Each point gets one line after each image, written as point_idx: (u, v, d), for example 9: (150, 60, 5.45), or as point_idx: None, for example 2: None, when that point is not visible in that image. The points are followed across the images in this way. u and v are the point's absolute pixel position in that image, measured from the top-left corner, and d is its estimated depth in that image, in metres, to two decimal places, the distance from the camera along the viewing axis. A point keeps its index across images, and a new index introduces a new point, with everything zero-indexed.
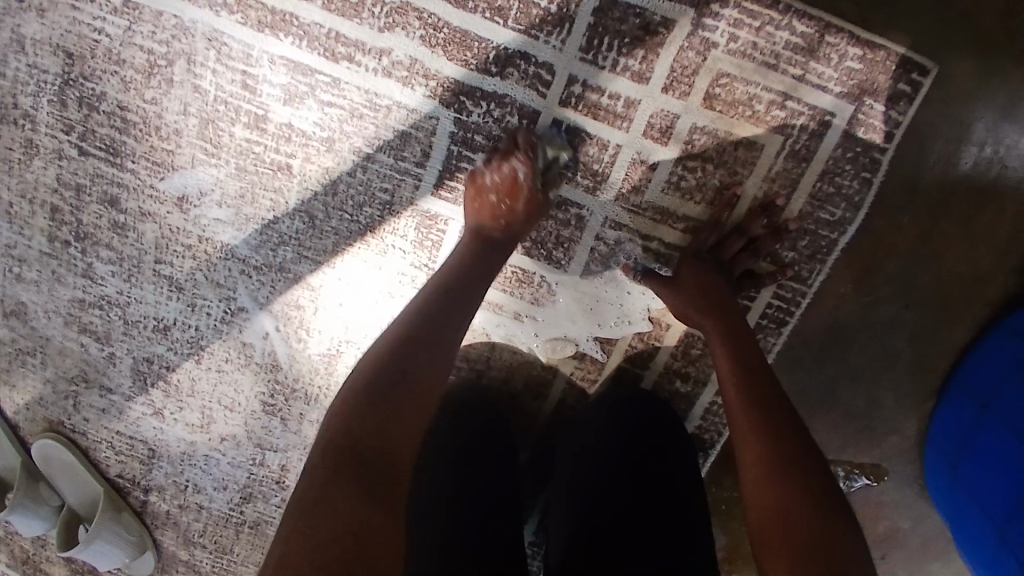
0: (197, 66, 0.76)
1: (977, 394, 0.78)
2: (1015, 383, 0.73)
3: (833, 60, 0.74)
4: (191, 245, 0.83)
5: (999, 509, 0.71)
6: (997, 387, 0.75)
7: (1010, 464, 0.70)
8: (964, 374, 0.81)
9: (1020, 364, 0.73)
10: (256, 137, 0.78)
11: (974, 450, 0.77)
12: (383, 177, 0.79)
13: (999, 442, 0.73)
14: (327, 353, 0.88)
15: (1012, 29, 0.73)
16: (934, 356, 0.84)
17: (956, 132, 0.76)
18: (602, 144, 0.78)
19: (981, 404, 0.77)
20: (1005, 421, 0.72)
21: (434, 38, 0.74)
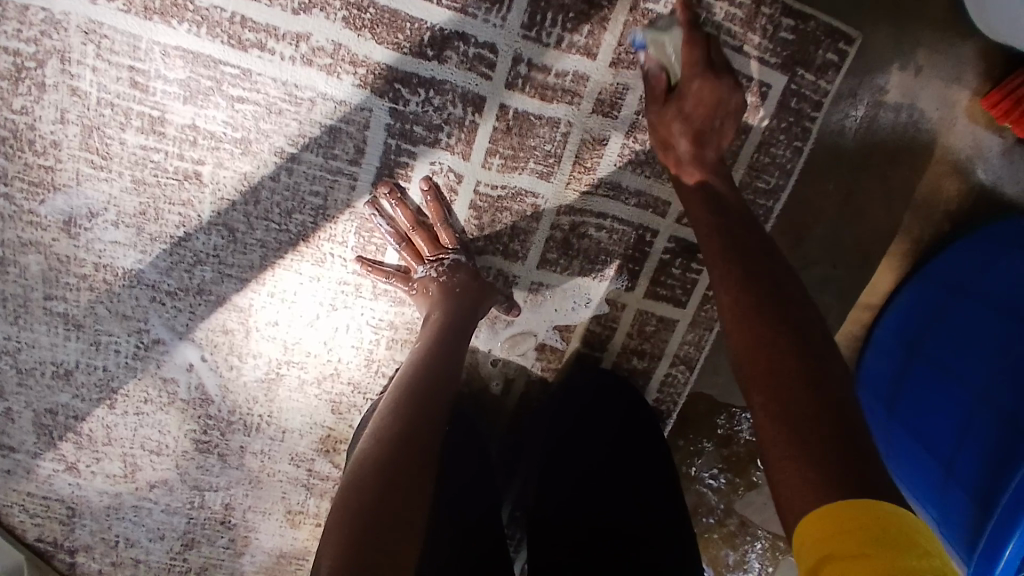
0: (74, 65, 0.65)
1: (903, 339, 0.80)
2: (944, 326, 0.75)
3: (766, 31, 0.72)
4: (88, 276, 0.72)
5: (939, 441, 0.72)
6: (926, 330, 0.77)
7: (950, 399, 0.71)
8: (887, 318, 0.83)
9: (940, 308, 0.77)
10: (153, 143, 0.67)
11: (908, 389, 0.77)
12: (313, 179, 0.71)
13: (937, 382, 0.73)
14: (265, 378, 0.79)
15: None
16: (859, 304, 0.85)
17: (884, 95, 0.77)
18: (555, 187, 0.75)
19: (909, 347, 0.79)
20: (939, 360, 0.74)
21: (359, 19, 0.66)
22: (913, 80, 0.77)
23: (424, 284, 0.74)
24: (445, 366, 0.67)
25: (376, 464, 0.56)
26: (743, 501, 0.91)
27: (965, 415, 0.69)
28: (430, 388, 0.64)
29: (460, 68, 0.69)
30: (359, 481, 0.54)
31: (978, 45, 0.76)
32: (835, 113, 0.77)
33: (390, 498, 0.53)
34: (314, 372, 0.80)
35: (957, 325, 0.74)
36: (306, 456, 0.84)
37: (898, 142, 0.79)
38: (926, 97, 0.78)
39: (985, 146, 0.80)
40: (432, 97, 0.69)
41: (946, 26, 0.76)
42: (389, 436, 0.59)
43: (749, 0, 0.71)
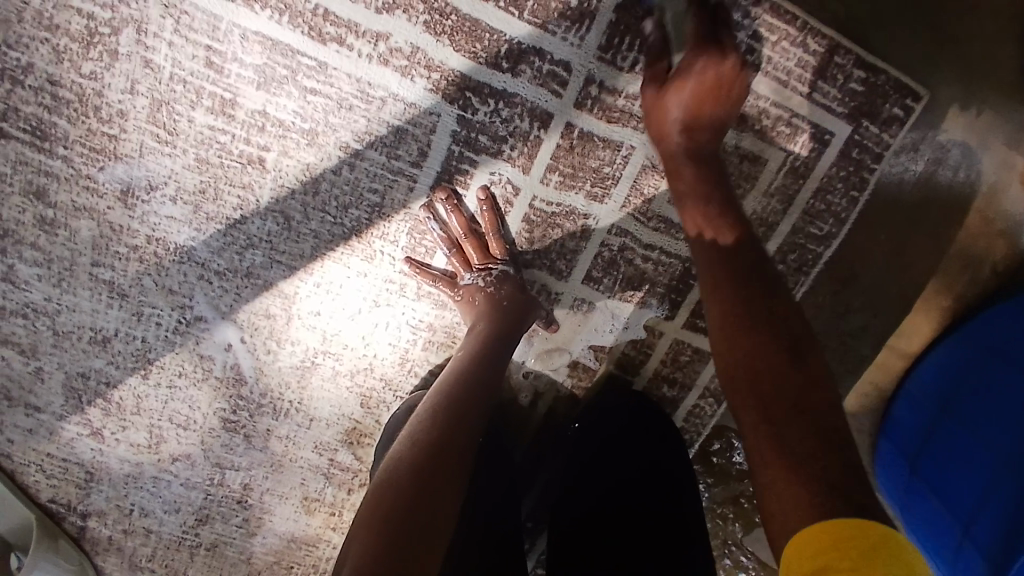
0: (149, 36, 0.64)
1: (935, 399, 0.81)
2: (972, 389, 0.76)
3: (838, 80, 0.72)
4: (138, 247, 0.72)
5: (961, 503, 0.74)
6: (957, 394, 0.78)
7: (976, 462, 0.74)
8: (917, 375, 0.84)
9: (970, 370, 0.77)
10: (221, 125, 0.68)
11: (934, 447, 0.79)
12: (373, 176, 0.71)
13: (958, 442, 0.76)
14: (300, 365, 0.80)
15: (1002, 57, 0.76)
16: (892, 356, 0.86)
17: (935, 152, 0.78)
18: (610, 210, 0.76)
19: (941, 406, 0.80)
20: (965, 423, 0.76)
21: (439, 25, 0.66)
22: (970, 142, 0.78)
23: (472, 292, 0.75)
24: (488, 376, 0.68)
25: (411, 468, 0.56)
26: (752, 537, 0.92)
27: (985, 484, 0.72)
28: (471, 399, 0.65)
29: (533, 83, 0.69)
30: (393, 485, 0.55)
31: None
32: (895, 165, 0.78)
33: (424, 504, 0.53)
34: (349, 365, 0.80)
35: (982, 394, 0.75)
36: (329, 446, 0.85)
37: (949, 200, 0.80)
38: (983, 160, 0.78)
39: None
40: (501, 108, 0.70)
41: (1007, 93, 0.76)
42: (424, 441, 0.59)
43: (823, 45, 0.71)
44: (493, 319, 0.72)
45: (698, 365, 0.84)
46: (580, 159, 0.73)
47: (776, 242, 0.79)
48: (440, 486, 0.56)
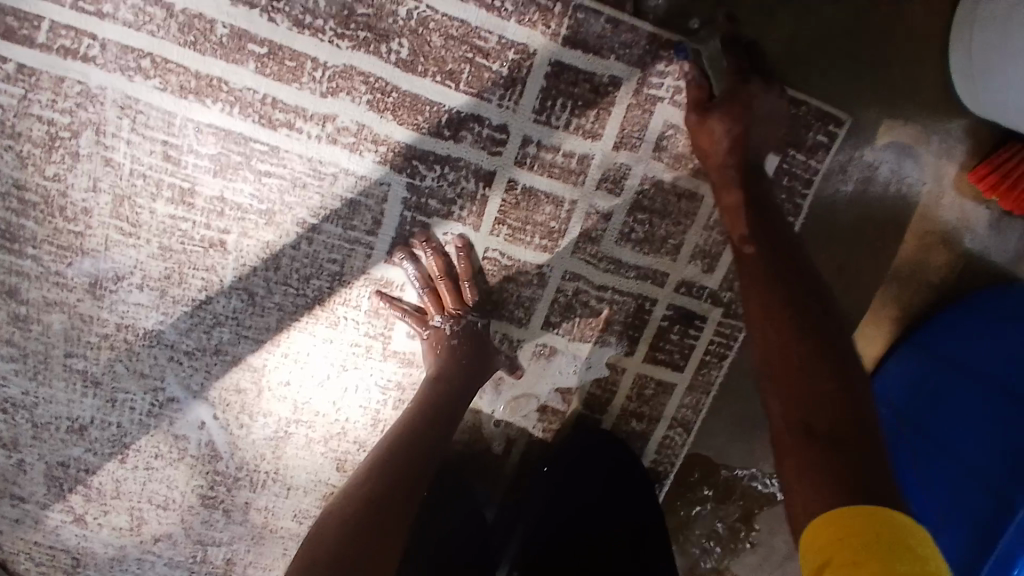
0: (108, 137, 0.68)
1: (898, 408, 0.84)
2: (933, 397, 0.81)
3: (764, 117, 0.76)
4: (108, 334, 0.75)
5: (937, 502, 0.78)
6: (919, 402, 0.82)
7: (951, 461, 0.77)
8: (876, 382, 0.88)
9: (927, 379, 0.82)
10: (182, 213, 0.71)
11: (904, 447, 0.82)
12: (331, 247, 0.74)
13: (934, 442, 0.80)
14: (274, 436, 0.81)
15: (918, 79, 0.80)
16: None
17: (865, 171, 0.82)
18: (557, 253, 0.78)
19: (901, 414, 0.83)
20: (936, 429, 0.80)
21: (383, 102, 0.70)
22: (899, 158, 0.82)
23: (438, 338, 0.76)
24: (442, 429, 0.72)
25: (338, 540, 0.58)
26: (737, 560, 0.94)
27: (955, 479, 0.76)
28: (412, 463, 0.67)
29: (474, 146, 0.73)
30: (316, 556, 0.57)
31: (955, 128, 0.82)
32: (827, 186, 0.82)
33: (340, 574, 0.55)
34: (323, 431, 0.81)
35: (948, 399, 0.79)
36: (309, 513, 0.85)
37: (884, 215, 0.84)
38: (915, 174, 0.83)
39: (959, 225, 0.85)
40: (446, 173, 0.73)
41: (926, 111, 0.81)
42: (354, 512, 0.62)
43: None
44: (449, 367, 0.75)
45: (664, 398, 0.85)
46: (529, 207, 0.76)
47: (723, 270, 0.81)
48: (364, 556, 0.57)
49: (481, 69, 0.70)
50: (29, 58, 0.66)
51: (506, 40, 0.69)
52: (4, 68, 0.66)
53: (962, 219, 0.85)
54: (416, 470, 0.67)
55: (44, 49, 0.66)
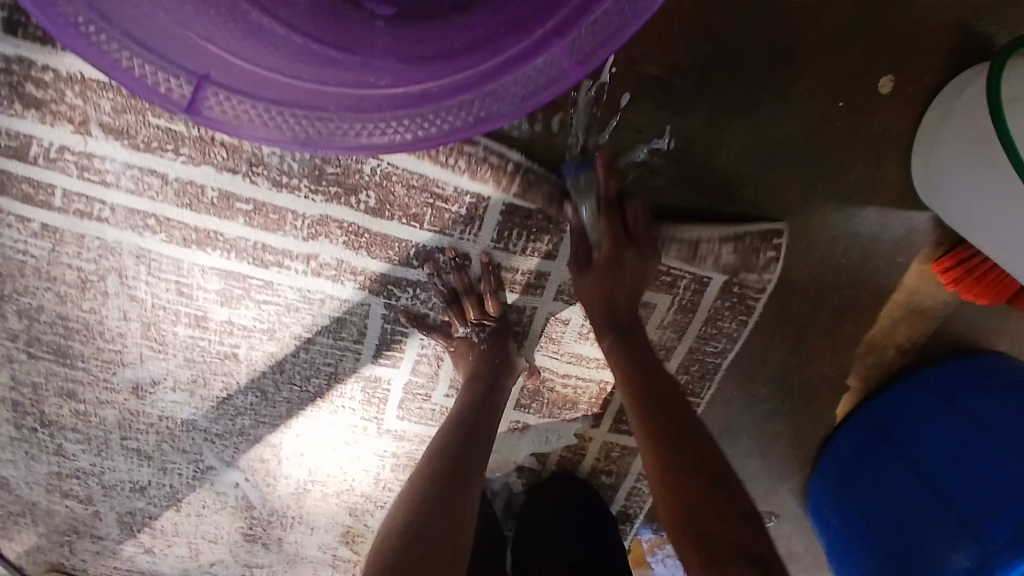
0: (130, 280, 0.81)
1: (844, 464, 0.89)
2: (881, 452, 0.84)
3: (710, 236, 0.81)
4: (153, 422, 0.91)
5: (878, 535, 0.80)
6: (874, 450, 0.85)
7: (902, 502, 0.79)
8: (832, 443, 0.93)
9: (883, 433, 0.85)
10: (199, 333, 0.84)
11: (852, 491, 0.86)
12: (325, 354, 0.87)
13: (887, 478, 0.82)
14: (295, 491, 0.99)
15: (880, 182, 0.80)
16: (809, 430, 0.96)
17: (821, 268, 0.84)
18: (524, 350, 0.89)
19: (845, 472, 0.88)
20: (883, 470, 0.83)
21: (357, 242, 0.79)
22: (858, 256, 0.83)
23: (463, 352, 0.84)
24: (479, 424, 0.77)
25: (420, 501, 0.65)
26: None
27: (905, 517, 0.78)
28: (470, 458, 0.72)
29: (442, 272, 0.83)
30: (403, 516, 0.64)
31: (921, 221, 0.81)
32: (780, 280, 0.85)
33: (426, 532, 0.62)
34: (334, 487, 0.98)
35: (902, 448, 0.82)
36: (331, 544, 1.04)
37: (839, 305, 0.87)
38: (880, 266, 0.84)
39: (923, 307, 0.87)
40: (418, 293, 0.83)
41: (888, 212, 0.81)
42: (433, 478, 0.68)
43: None
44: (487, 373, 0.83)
45: (629, 458, 0.97)
46: (485, 320, 0.84)
47: (678, 358, 0.90)
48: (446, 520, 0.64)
49: (441, 210, 0.78)
50: (50, 218, 0.77)
51: (461, 188, 0.77)
52: (33, 227, 0.78)
53: (926, 301, 0.86)
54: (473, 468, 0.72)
55: (62, 212, 0.77)
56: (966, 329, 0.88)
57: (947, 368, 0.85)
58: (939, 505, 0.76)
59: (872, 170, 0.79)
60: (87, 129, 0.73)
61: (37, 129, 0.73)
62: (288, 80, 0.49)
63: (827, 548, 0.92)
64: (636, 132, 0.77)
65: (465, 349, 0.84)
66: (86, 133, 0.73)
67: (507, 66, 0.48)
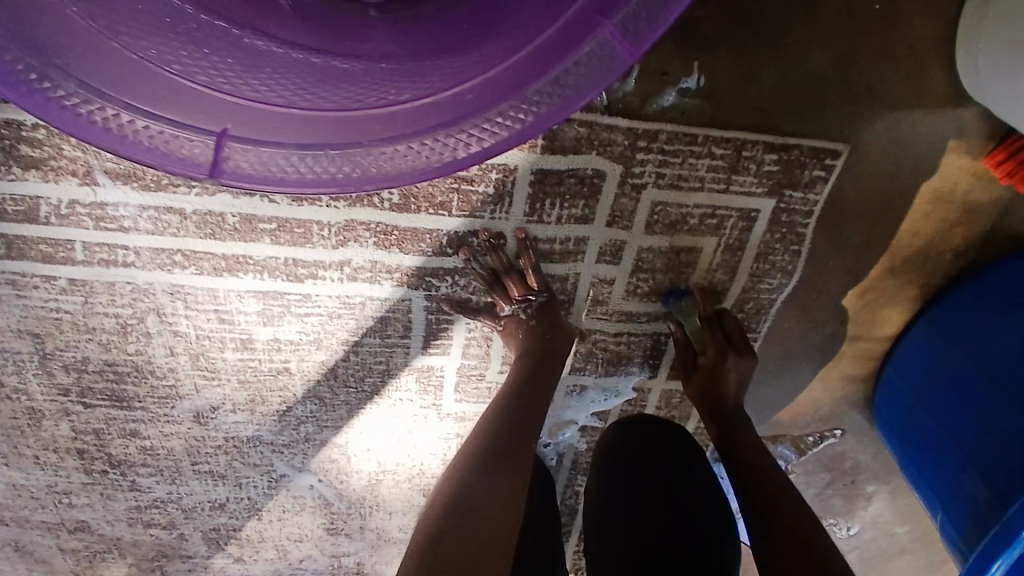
0: (170, 317, 0.80)
1: (913, 382, 0.90)
2: (951, 363, 0.84)
3: (752, 168, 0.78)
4: (220, 445, 0.93)
5: (961, 449, 0.81)
6: (942, 363, 0.85)
7: (981, 412, 0.79)
8: (899, 358, 0.93)
9: (950, 344, 0.85)
10: (248, 355, 0.84)
11: (930, 406, 0.86)
12: (376, 353, 0.86)
13: (961, 389, 0.82)
14: (369, 483, 1.01)
15: (921, 84, 0.76)
16: (868, 347, 0.96)
17: (871, 184, 0.81)
18: (571, 317, 0.88)
19: (917, 391, 0.89)
20: (957, 382, 0.83)
21: (387, 240, 0.78)
22: (907, 165, 0.80)
23: (515, 327, 0.83)
24: (532, 399, 0.77)
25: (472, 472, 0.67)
26: None
27: (984, 427, 0.79)
28: (523, 437, 0.72)
29: (478, 255, 0.81)
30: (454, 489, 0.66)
31: (967, 117, 0.78)
32: (828, 202, 0.82)
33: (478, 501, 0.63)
34: (405, 473, 1.01)
35: (974, 358, 0.81)
36: (410, 525, 1.08)
37: (891, 217, 0.84)
38: (926, 172, 0.81)
39: (975, 206, 0.84)
40: (457, 279, 0.82)
41: (931, 115, 0.77)
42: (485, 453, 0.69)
43: (728, 148, 0.76)
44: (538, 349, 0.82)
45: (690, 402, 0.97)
46: (530, 296, 0.82)
47: (732, 299, 0.89)
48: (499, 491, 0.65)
49: (468, 193, 0.76)
50: (74, 272, 0.76)
51: (485, 166, 0.75)
52: (59, 283, 0.76)
53: (978, 199, 0.84)
54: (525, 443, 0.72)
55: (86, 264, 0.75)
56: (1021, 222, 0.86)
57: (1004, 265, 0.83)
58: (1019, 410, 0.75)
59: (909, 72, 0.75)
60: (91, 179, 0.70)
61: (39, 188, 0.71)
62: (310, 113, 0.45)
63: (902, 461, 0.93)
64: (661, 74, 0.73)
65: (516, 323, 0.83)
66: (91, 184, 0.71)
67: (553, 58, 0.44)
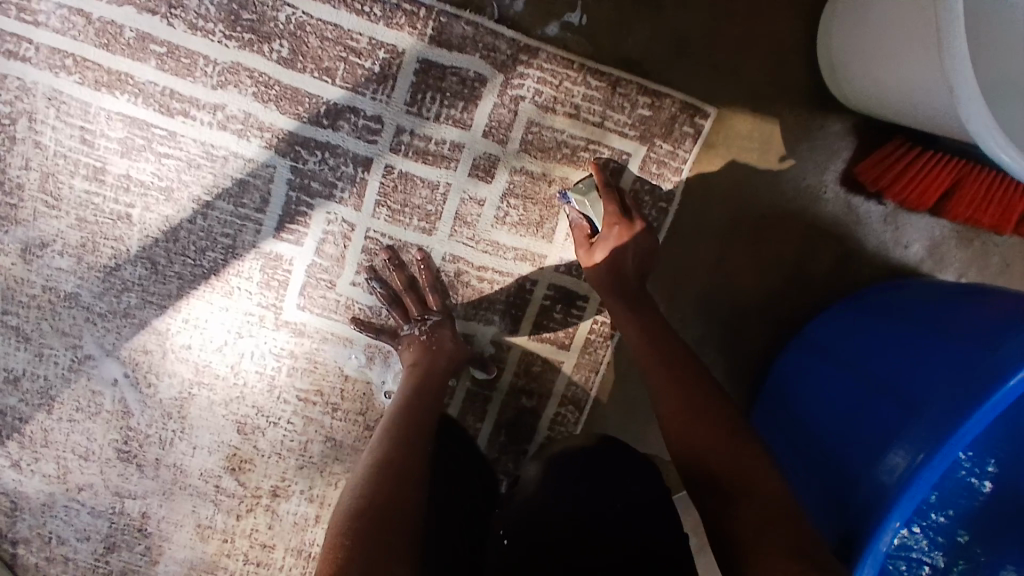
0: (37, 123, 0.79)
1: (782, 402, 0.79)
2: (823, 364, 0.76)
3: (626, 108, 0.80)
4: (35, 295, 0.85)
5: (834, 455, 0.67)
6: (812, 369, 0.77)
7: (850, 406, 0.68)
8: (771, 384, 0.83)
9: (822, 351, 0.77)
10: (95, 188, 0.81)
11: (800, 416, 0.75)
12: (223, 223, 0.83)
13: (831, 389, 0.72)
14: (179, 397, 0.89)
15: (790, 65, 0.81)
16: (747, 360, 0.88)
17: (743, 156, 0.82)
18: (439, 232, 0.85)
19: (788, 407, 0.78)
20: (827, 383, 0.73)
21: (266, 94, 0.79)
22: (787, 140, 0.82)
23: (392, 255, 0.84)
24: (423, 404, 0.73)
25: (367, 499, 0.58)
26: None
27: (855, 423, 0.66)
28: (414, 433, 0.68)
29: (352, 135, 0.81)
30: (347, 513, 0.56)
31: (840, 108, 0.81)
32: (704, 163, 0.82)
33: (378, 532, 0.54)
34: (222, 394, 0.89)
35: (843, 357, 0.73)
36: (213, 472, 0.92)
37: (766, 199, 0.84)
38: (802, 156, 0.82)
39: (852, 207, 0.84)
40: (327, 158, 0.82)
41: (803, 100, 0.81)
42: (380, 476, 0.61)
43: (603, 82, 0.80)
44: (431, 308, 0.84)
45: (551, 372, 0.89)
46: (427, 314, 0.84)
47: None
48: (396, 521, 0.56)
49: (355, 66, 0.79)
50: None
51: (375, 42, 0.79)
52: None
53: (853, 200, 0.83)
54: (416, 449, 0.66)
55: None
56: (897, 240, 0.85)
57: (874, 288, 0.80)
58: (887, 395, 0.65)
59: (780, 52, 0.80)
60: None
61: None
62: None
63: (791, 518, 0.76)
64: (549, 3, 0.79)
65: (392, 251, 0.84)
66: None
67: None
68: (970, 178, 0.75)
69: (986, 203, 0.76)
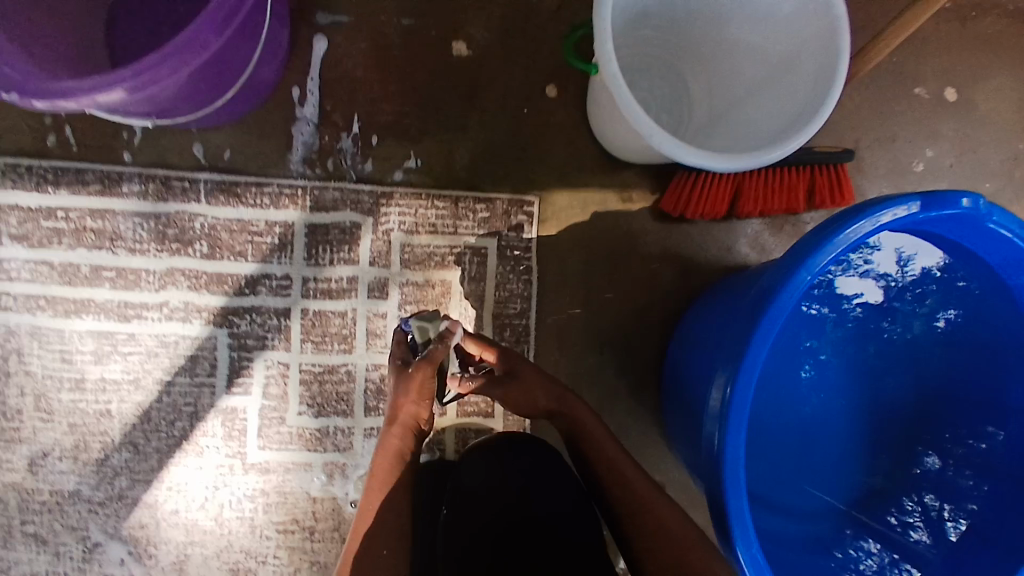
0: (26, 358, 1.00)
1: (671, 394, 0.99)
2: (683, 355, 0.97)
3: (471, 214, 1.03)
4: (45, 501, 1.00)
5: (687, 418, 0.92)
6: (688, 357, 0.95)
7: (688, 380, 0.93)
8: (672, 382, 1.00)
9: (688, 341, 0.96)
10: (79, 396, 1.00)
11: (674, 402, 0.98)
12: (185, 393, 1.00)
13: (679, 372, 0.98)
14: (177, 557, 1.01)
15: (584, 149, 1.06)
16: (640, 375, 1.07)
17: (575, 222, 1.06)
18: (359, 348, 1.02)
19: (670, 398, 1.00)
20: (694, 363, 0.92)
21: (198, 282, 1.00)
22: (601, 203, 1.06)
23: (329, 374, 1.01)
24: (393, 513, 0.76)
25: None
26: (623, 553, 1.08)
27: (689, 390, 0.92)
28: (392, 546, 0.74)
29: (272, 294, 1.01)
30: None
31: (631, 172, 1.07)
32: (545, 238, 1.05)
33: None
34: (213, 546, 1.01)
35: (699, 339, 0.92)
36: None
37: (604, 248, 1.06)
38: (618, 212, 1.06)
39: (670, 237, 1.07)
40: (254, 318, 1.00)
41: (604, 170, 1.06)
42: None
43: (447, 201, 1.03)
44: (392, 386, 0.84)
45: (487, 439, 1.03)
46: None
47: (491, 327, 1.04)
48: None
49: (259, 243, 1.01)
50: None
51: (270, 222, 1.01)
52: None
53: (668, 232, 1.07)
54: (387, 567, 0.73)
55: None
56: (712, 252, 1.08)
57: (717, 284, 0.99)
58: (710, 355, 0.86)
59: (573, 142, 1.06)
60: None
61: None
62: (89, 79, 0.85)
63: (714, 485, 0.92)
64: (388, 159, 1.03)
65: (327, 373, 1.01)
66: None
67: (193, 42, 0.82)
68: (746, 183, 1.01)
69: (768, 199, 1.03)
